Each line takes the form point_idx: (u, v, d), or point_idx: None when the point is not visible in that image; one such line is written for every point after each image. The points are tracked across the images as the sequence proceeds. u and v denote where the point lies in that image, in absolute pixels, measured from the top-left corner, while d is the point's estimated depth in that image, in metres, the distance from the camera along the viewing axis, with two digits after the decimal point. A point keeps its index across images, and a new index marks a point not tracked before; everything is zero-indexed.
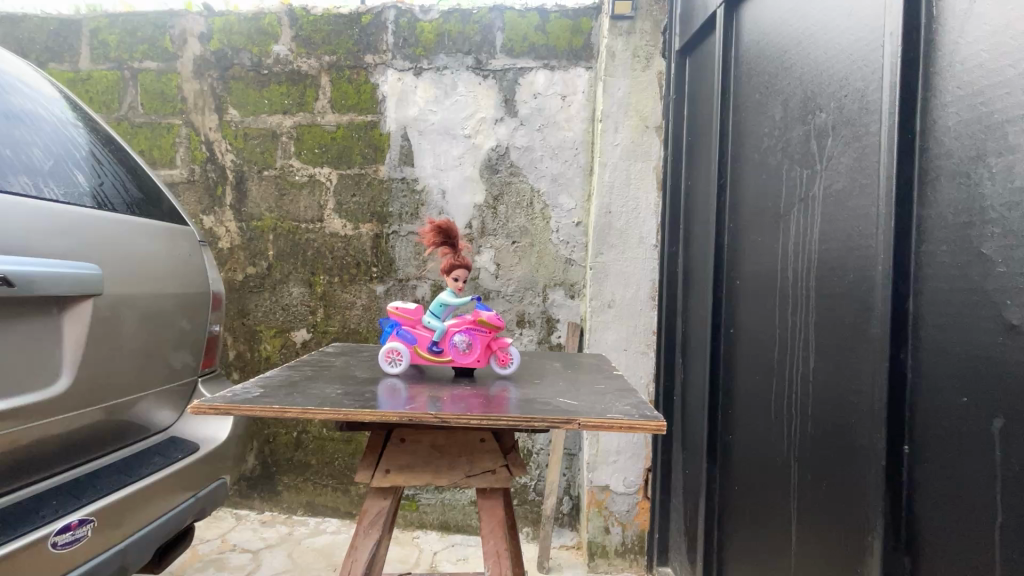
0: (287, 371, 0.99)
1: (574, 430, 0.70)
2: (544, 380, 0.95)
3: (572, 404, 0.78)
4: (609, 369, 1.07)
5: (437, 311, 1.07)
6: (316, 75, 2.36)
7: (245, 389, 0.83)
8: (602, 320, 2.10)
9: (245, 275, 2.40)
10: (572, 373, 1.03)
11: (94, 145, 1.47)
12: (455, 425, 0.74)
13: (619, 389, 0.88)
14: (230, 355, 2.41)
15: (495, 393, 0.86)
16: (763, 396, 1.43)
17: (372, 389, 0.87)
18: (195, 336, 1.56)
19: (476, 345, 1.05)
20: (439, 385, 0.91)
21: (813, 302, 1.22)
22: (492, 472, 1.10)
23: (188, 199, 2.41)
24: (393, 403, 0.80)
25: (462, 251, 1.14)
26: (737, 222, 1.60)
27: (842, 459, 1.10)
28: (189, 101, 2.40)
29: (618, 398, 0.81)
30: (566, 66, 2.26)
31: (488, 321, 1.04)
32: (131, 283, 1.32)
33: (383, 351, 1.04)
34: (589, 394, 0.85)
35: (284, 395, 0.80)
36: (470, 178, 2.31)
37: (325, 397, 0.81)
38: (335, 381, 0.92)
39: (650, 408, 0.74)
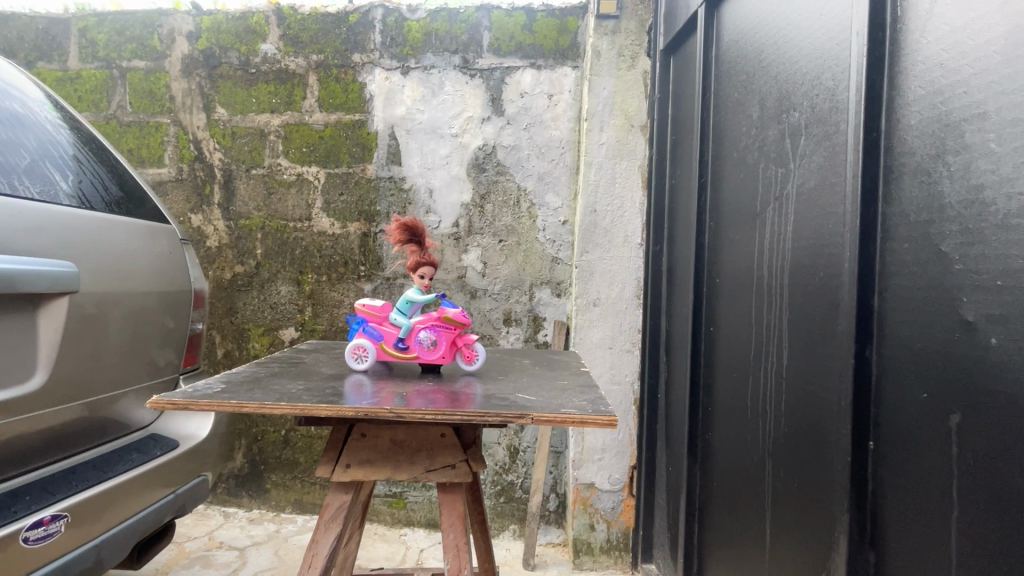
0: (256, 368, 0.99)
1: (527, 424, 0.71)
2: (511, 376, 0.96)
3: (530, 400, 0.78)
4: (579, 366, 1.08)
5: (404, 308, 1.08)
6: (304, 74, 2.36)
7: (208, 385, 0.84)
8: (588, 318, 2.11)
9: (233, 274, 2.41)
10: (541, 369, 1.04)
11: (73, 142, 1.47)
12: (411, 421, 0.75)
13: (584, 386, 0.89)
14: (218, 353, 2.41)
15: (459, 390, 0.87)
16: (740, 393, 1.44)
17: (336, 385, 0.88)
18: (178, 333, 1.57)
19: (440, 342, 1.06)
20: (405, 381, 0.92)
21: (786, 300, 1.23)
22: (452, 467, 1.11)
23: (176, 198, 2.42)
24: (355, 399, 0.81)
25: (430, 248, 1.16)
26: (716, 221, 1.61)
27: (811, 456, 1.11)
28: (178, 100, 2.41)
29: (578, 394, 0.82)
30: (552, 65, 2.27)
31: (453, 319, 1.05)
32: (110, 281, 1.33)
33: (349, 346, 1.05)
34: (552, 390, 0.86)
35: (247, 391, 0.81)
36: (457, 177, 2.31)
37: (288, 393, 0.82)
38: (303, 377, 0.93)
39: (605, 404, 0.75)
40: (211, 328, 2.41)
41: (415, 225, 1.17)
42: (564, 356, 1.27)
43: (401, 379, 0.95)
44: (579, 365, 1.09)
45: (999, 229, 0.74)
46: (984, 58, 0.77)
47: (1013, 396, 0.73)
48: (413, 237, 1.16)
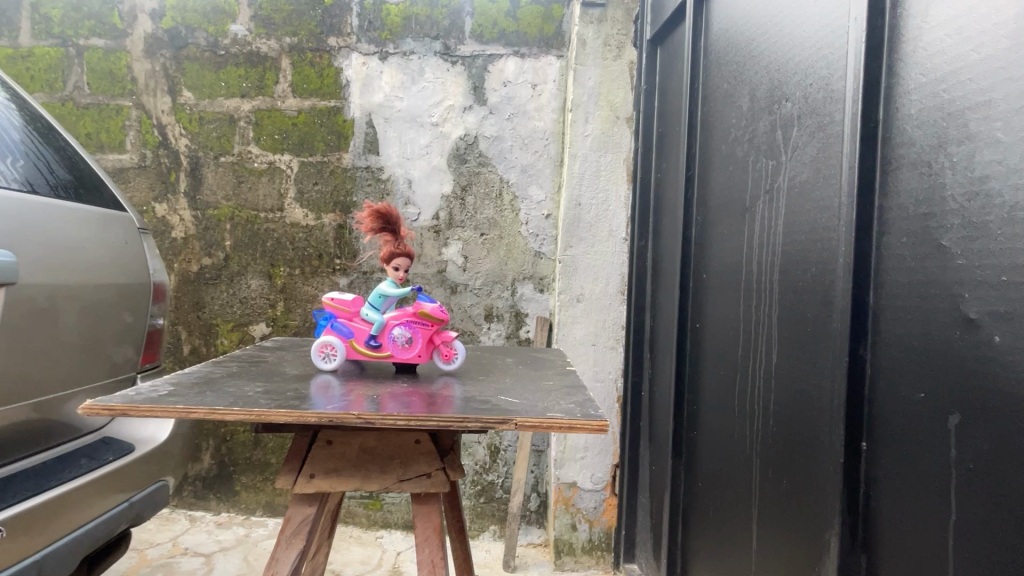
0: (215, 368, 0.92)
1: (509, 430, 0.66)
2: (493, 376, 0.90)
3: (512, 403, 0.73)
4: (564, 365, 1.03)
5: (376, 303, 1.01)
6: (277, 57, 2.25)
7: (154, 387, 0.76)
8: (571, 314, 2.06)
9: (200, 266, 2.29)
10: (525, 368, 0.98)
11: (17, 119, 1.35)
12: (382, 427, 0.69)
13: (571, 387, 0.84)
14: (184, 350, 2.29)
15: (438, 388, 0.82)
16: (727, 391, 1.41)
17: (301, 386, 0.81)
18: (137, 329, 1.47)
19: (416, 342, 0.99)
20: (377, 382, 0.85)
21: (776, 296, 1.20)
22: (427, 476, 1.05)
23: (139, 185, 2.28)
24: (323, 400, 0.74)
25: (404, 238, 1.09)
26: (704, 214, 1.57)
27: (801, 456, 1.08)
28: (140, 82, 2.27)
29: (565, 395, 0.77)
30: (537, 54, 2.20)
31: (431, 317, 0.98)
32: (56, 273, 1.22)
33: (315, 344, 0.98)
34: (536, 392, 0.80)
35: (199, 395, 0.74)
36: (438, 167, 2.24)
37: (245, 396, 0.74)
38: (266, 378, 0.86)
39: (594, 407, 0.70)
40: (177, 323, 2.29)
41: (388, 211, 1.10)
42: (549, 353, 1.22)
43: (374, 379, 0.88)
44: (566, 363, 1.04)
45: (1004, 223, 0.71)
46: (990, 43, 0.74)
47: (1017, 398, 0.69)
48: (386, 224, 1.10)
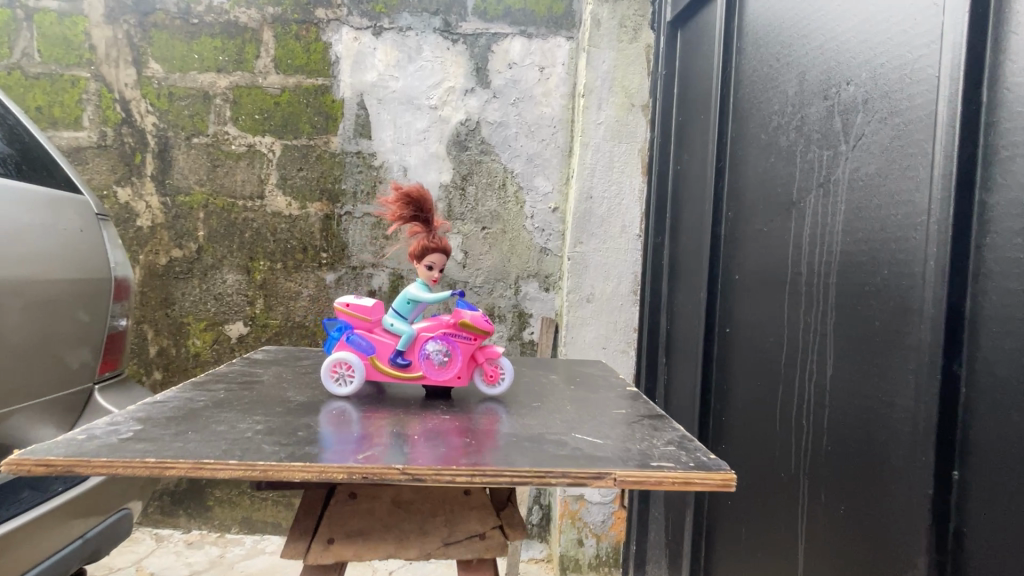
0: (192, 400, 0.78)
1: (609, 488, 0.58)
2: (544, 417, 0.77)
3: (596, 443, 0.67)
4: (612, 395, 0.90)
5: (403, 311, 0.91)
6: (258, 28, 2.04)
7: (115, 429, 0.65)
8: (580, 315, 1.92)
9: (169, 259, 2.06)
10: (572, 403, 0.85)
11: None
12: (430, 483, 0.58)
13: (649, 422, 0.77)
14: (150, 352, 2.06)
15: (476, 427, 0.73)
16: (765, 403, 1.29)
17: (305, 424, 0.70)
18: (95, 331, 1.25)
19: (457, 357, 0.89)
20: (403, 417, 0.75)
21: (832, 300, 1.08)
22: (480, 537, 0.97)
23: (98, 167, 2.04)
24: (346, 444, 0.64)
25: (437, 232, 0.99)
26: (737, 210, 1.44)
27: (867, 483, 0.96)
28: (100, 51, 2.02)
29: (651, 436, 0.71)
30: (545, 34, 2.04)
31: (474, 328, 0.89)
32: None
33: (328, 359, 0.85)
34: (609, 428, 0.75)
35: (178, 445, 0.61)
36: (436, 155, 2.06)
37: (241, 441, 0.63)
38: (260, 408, 0.76)
39: (695, 448, 0.66)
40: (142, 322, 2.06)
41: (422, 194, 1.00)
42: (584, 374, 1.08)
43: (398, 413, 0.78)
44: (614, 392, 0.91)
45: None
46: None
47: None
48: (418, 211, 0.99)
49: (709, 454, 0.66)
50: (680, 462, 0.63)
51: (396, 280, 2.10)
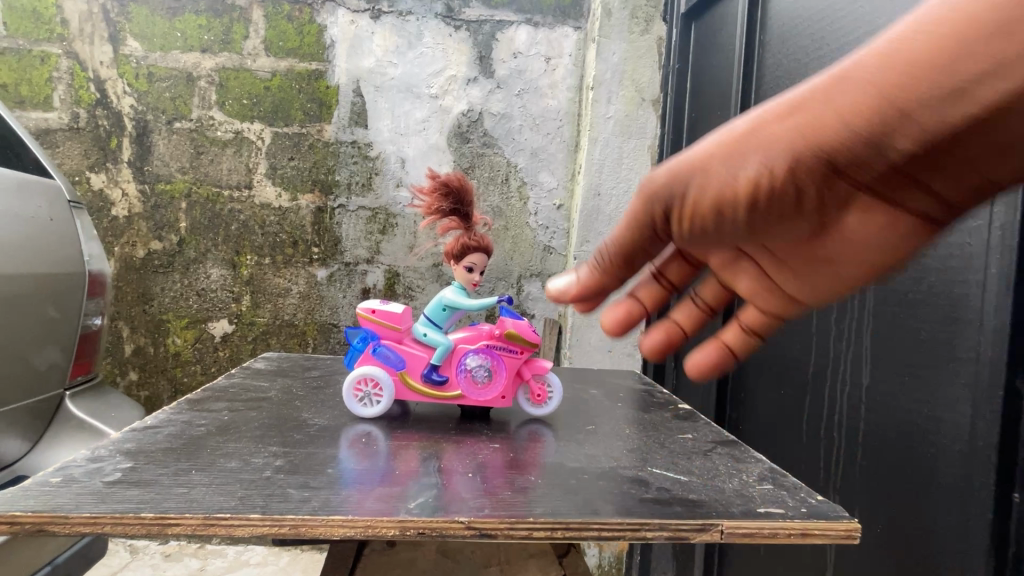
0: (184, 431, 0.71)
1: (714, 538, 0.55)
2: (607, 458, 0.73)
3: (683, 476, 0.68)
4: (677, 431, 0.87)
5: (437, 318, 0.89)
6: (247, 7, 1.91)
7: (105, 470, 0.58)
8: (587, 317, 1.85)
9: (148, 251, 1.92)
10: (636, 439, 0.82)
11: None
12: (499, 538, 0.53)
13: (727, 451, 0.77)
14: (126, 351, 1.92)
15: (522, 461, 0.69)
16: (789, 413, 1.24)
17: (327, 460, 0.65)
18: (67, 331, 1.13)
19: (502, 369, 0.85)
20: (440, 453, 0.70)
21: (869, 306, 1.03)
22: None
23: (69, 151, 1.88)
24: (394, 490, 0.58)
25: (476, 229, 0.96)
26: None
27: (910, 501, 0.92)
28: (73, 26, 1.87)
29: (732, 470, 0.70)
30: (551, 24, 1.96)
31: (521, 340, 0.86)
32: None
33: (354, 374, 0.82)
34: (687, 457, 0.75)
35: (177, 492, 0.54)
36: (435, 146, 1.97)
37: (262, 483, 0.58)
38: (271, 436, 0.72)
39: (787, 478, 0.68)
40: (117, 318, 1.91)
41: (462, 185, 0.99)
42: (624, 395, 1.08)
43: (435, 444, 0.73)
44: (670, 430, 0.87)
45: None
46: None
47: None
48: (457, 204, 0.98)
49: (813, 494, 0.64)
50: (791, 507, 0.60)
51: (392, 278, 2.00)
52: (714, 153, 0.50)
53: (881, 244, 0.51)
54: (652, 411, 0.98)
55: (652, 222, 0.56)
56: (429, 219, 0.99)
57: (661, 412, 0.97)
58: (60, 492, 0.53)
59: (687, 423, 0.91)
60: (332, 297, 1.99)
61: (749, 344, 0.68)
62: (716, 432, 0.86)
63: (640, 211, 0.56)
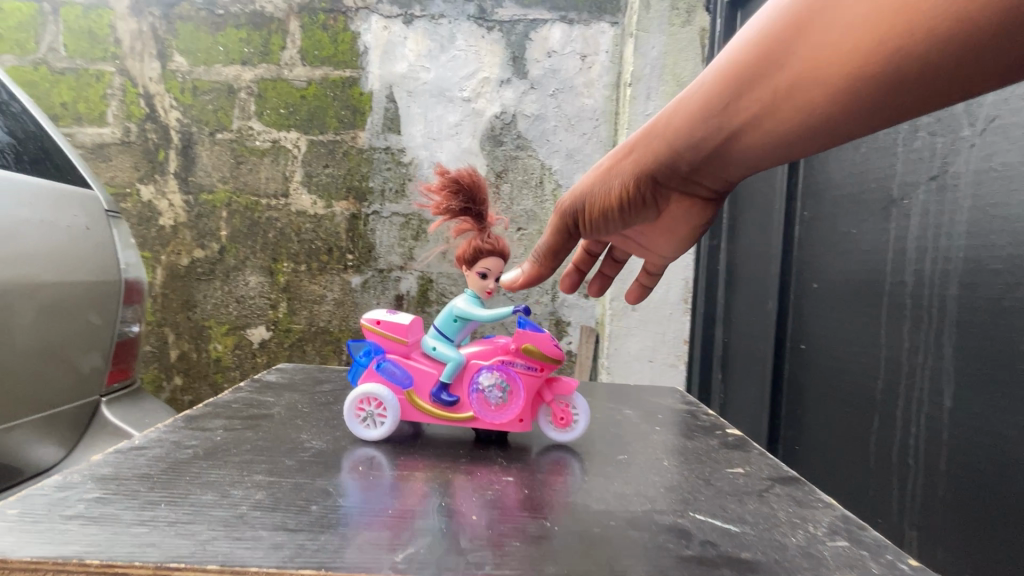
0: (168, 455, 0.69)
1: None
2: (641, 498, 0.65)
3: (733, 526, 0.59)
4: (726, 464, 0.78)
5: (448, 330, 0.83)
6: (284, 18, 1.93)
7: (70, 502, 0.56)
8: (624, 325, 1.67)
9: (191, 259, 1.97)
10: (676, 474, 0.73)
11: None
12: None
13: (786, 492, 0.68)
14: (171, 356, 1.98)
15: (542, 500, 0.62)
16: (852, 434, 1.12)
17: (312, 493, 0.61)
18: (105, 337, 1.14)
19: (523, 390, 0.79)
20: (451, 488, 0.64)
21: (951, 317, 0.91)
22: None
23: (121, 164, 1.96)
24: (383, 533, 0.53)
25: (492, 232, 0.91)
26: (816, 211, 1.27)
27: (1006, 545, 0.79)
28: (125, 44, 1.95)
29: (794, 520, 0.60)
30: (587, 20, 1.89)
31: (544, 358, 0.79)
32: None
33: (357, 392, 0.78)
34: (737, 498, 0.66)
35: (136, 530, 0.51)
36: (468, 150, 1.93)
37: (232, 522, 0.53)
38: (257, 463, 0.69)
39: (863, 532, 0.58)
40: (163, 324, 1.97)
41: (474, 180, 0.92)
42: (663, 417, 1.00)
43: (445, 477, 0.67)
44: (717, 463, 0.78)
45: None
46: None
47: None
48: (468, 202, 0.91)
49: (900, 555, 0.54)
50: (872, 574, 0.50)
51: (424, 284, 1.98)
52: (591, 185, 0.77)
53: (697, 211, 0.78)
54: (696, 438, 0.89)
55: (562, 229, 0.82)
56: (441, 217, 0.93)
57: (706, 440, 0.88)
58: (26, 524, 0.51)
59: (735, 454, 0.82)
60: (366, 304, 1.98)
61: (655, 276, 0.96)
62: (773, 467, 0.77)
63: (558, 224, 0.81)
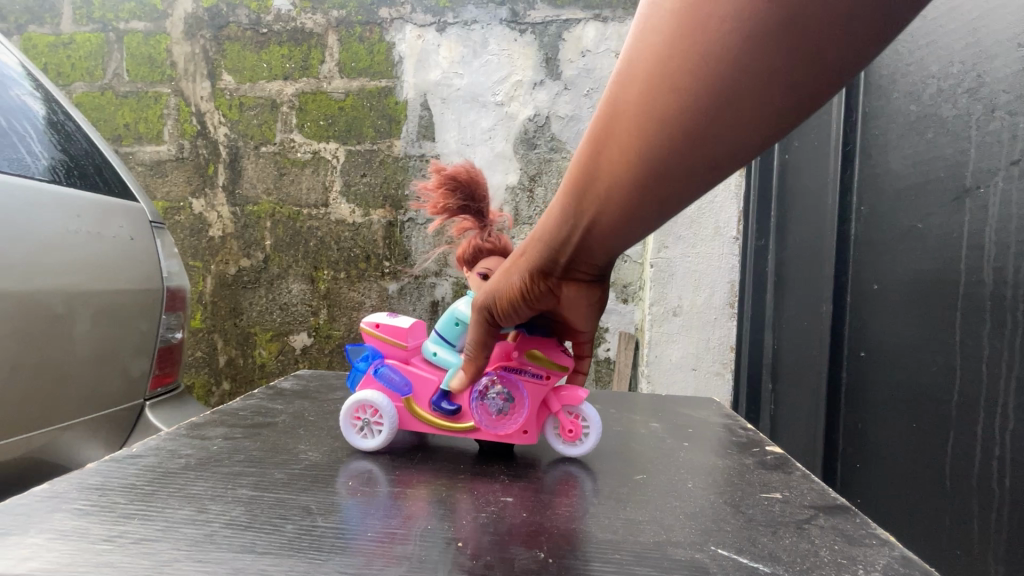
0: (159, 465, 0.71)
1: None
2: (657, 527, 0.59)
3: (761, 564, 0.52)
4: (761, 488, 0.70)
5: (449, 335, 0.80)
6: (323, 33, 1.99)
7: (62, 515, 0.57)
8: (666, 331, 1.59)
9: (238, 268, 2.05)
10: (702, 499, 0.67)
11: (36, 102, 1.17)
12: None
13: (832, 524, 0.60)
14: (220, 361, 2.06)
15: (549, 527, 0.58)
16: (922, 452, 1.00)
17: (290, 511, 0.59)
18: (150, 343, 1.19)
19: (528, 401, 0.76)
20: (452, 509, 0.61)
21: None
22: None
23: (176, 179, 2.08)
24: (355, 559, 0.50)
25: (491, 229, 0.90)
26: (874, 205, 1.16)
27: None
28: (179, 67, 2.07)
29: (837, 560, 0.53)
30: (621, 17, 1.84)
31: (551, 370, 0.75)
32: (30, 278, 0.94)
33: (350, 400, 0.77)
34: (769, 528, 0.59)
35: (99, 548, 0.51)
36: (502, 154, 1.92)
37: (200, 543, 0.52)
38: (244, 476, 0.68)
39: None
40: (213, 331, 2.06)
41: (472, 177, 0.90)
42: (697, 432, 0.93)
43: (448, 497, 0.64)
44: (751, 486, 0.71)
45: None
46: None
47: None
48: (467, 199, 0.89)
49: None
50: None
51: (460, 290, 1.97)
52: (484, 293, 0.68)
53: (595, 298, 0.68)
54: (730, 457, 0.81)
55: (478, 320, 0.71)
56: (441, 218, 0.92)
57: (741, 459, 0.80)
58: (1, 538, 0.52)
59: (773, 476, 0.74)
60: (403, 310, 2.00)
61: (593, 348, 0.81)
62: (817, 493, 0.68)
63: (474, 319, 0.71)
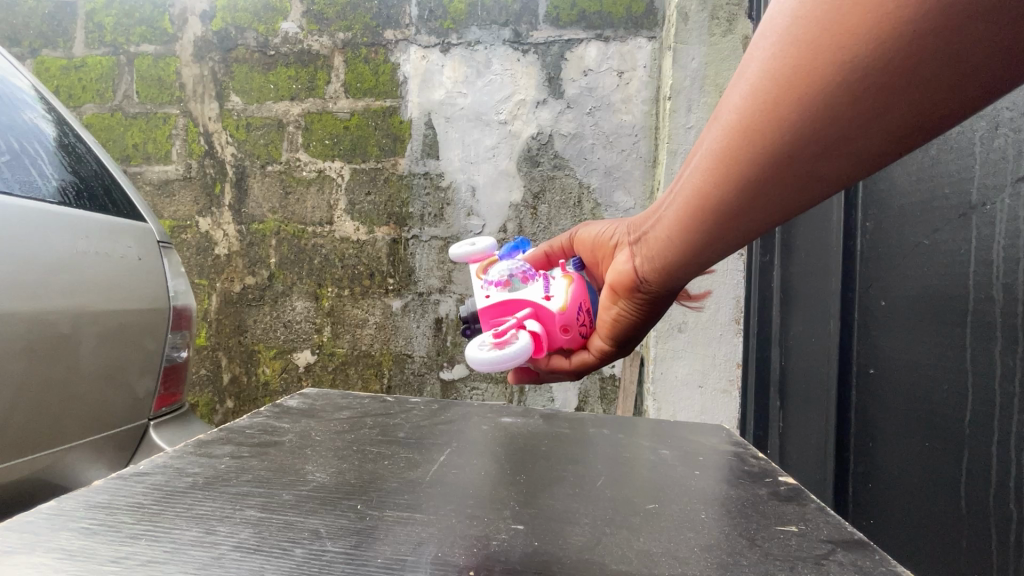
0: (167, 483, 0.70)
1: None
2: (671, 560, 0.58)
3: None
4: (777, 521, 0.69)
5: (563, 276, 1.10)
6: (329, 54, 2.02)
7: (71, 534, 0.56)
8: (671, 347, 1.59)
9: (243, 286, 2.06)
10: (717, 531, 0.65)
11: (47, 124, 1.19)
12: None
13: (852, 560, 0.59)
14: (224, 379, 2.07)
15: (560, 557, 0.57)
16: (940, 472, 0.98)
17: (299, 535, 0.58)
18: (156, 362, 1.19)
19: (514, 298, 1.03)
20: (462, 537, 0.60)
21: None
22: None
23: (184, 198, 2.10)
24: None
25: None
26: (880, 221, 1.16)
27: None
28: (189, 88, 2.10)
29: None
30: (623, 37, 1.86)
31: (555, 303, 1.01)
32: (37, 299, 0.94)
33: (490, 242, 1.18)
34: (787, 563, 0.58)
35: (108, 569, 0.50)
36: (506, 172, 1.94)
37: (207, 567, 0.51)
38: (251, 496, 0.67)
39: None
40: (217, 349, 2.07)
41: None
42: (707, 460, 0.92)
43: (458, 522, 0.63)
44: (766, 518, 0.69)
45: None
46: None
47: None
48: None
49: None
50: None
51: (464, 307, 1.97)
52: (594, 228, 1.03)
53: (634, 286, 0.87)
54: (743, 487, 0.80)
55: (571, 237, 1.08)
56: None
57: (754, 489, 0.79)
58: (7, 557, 0.52)
59: (789, 508, 0.72)
60: (406, 328, 2.00)
61: (582, 361, 1.03)
62: (833, 527, 0.67)
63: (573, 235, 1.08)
